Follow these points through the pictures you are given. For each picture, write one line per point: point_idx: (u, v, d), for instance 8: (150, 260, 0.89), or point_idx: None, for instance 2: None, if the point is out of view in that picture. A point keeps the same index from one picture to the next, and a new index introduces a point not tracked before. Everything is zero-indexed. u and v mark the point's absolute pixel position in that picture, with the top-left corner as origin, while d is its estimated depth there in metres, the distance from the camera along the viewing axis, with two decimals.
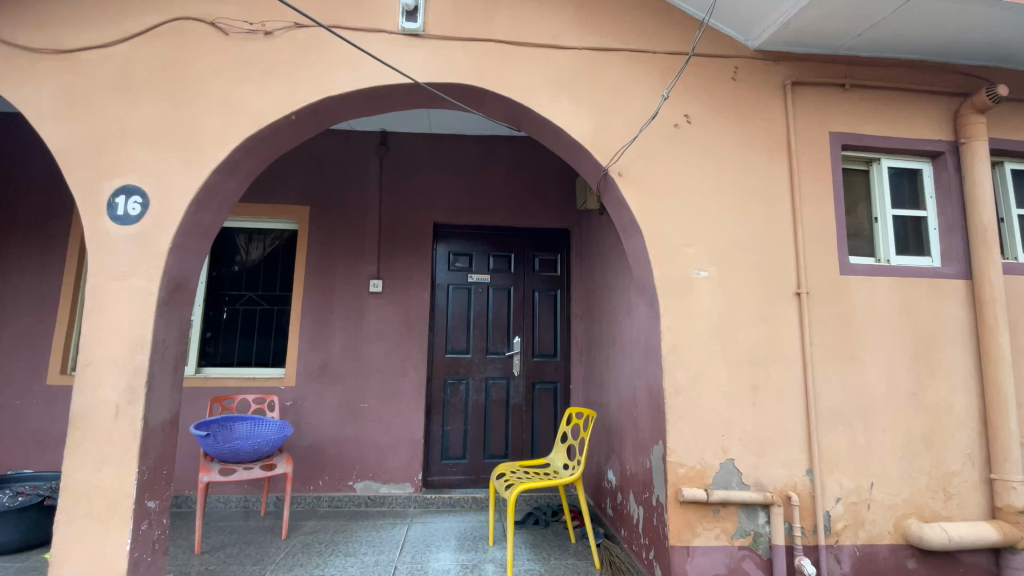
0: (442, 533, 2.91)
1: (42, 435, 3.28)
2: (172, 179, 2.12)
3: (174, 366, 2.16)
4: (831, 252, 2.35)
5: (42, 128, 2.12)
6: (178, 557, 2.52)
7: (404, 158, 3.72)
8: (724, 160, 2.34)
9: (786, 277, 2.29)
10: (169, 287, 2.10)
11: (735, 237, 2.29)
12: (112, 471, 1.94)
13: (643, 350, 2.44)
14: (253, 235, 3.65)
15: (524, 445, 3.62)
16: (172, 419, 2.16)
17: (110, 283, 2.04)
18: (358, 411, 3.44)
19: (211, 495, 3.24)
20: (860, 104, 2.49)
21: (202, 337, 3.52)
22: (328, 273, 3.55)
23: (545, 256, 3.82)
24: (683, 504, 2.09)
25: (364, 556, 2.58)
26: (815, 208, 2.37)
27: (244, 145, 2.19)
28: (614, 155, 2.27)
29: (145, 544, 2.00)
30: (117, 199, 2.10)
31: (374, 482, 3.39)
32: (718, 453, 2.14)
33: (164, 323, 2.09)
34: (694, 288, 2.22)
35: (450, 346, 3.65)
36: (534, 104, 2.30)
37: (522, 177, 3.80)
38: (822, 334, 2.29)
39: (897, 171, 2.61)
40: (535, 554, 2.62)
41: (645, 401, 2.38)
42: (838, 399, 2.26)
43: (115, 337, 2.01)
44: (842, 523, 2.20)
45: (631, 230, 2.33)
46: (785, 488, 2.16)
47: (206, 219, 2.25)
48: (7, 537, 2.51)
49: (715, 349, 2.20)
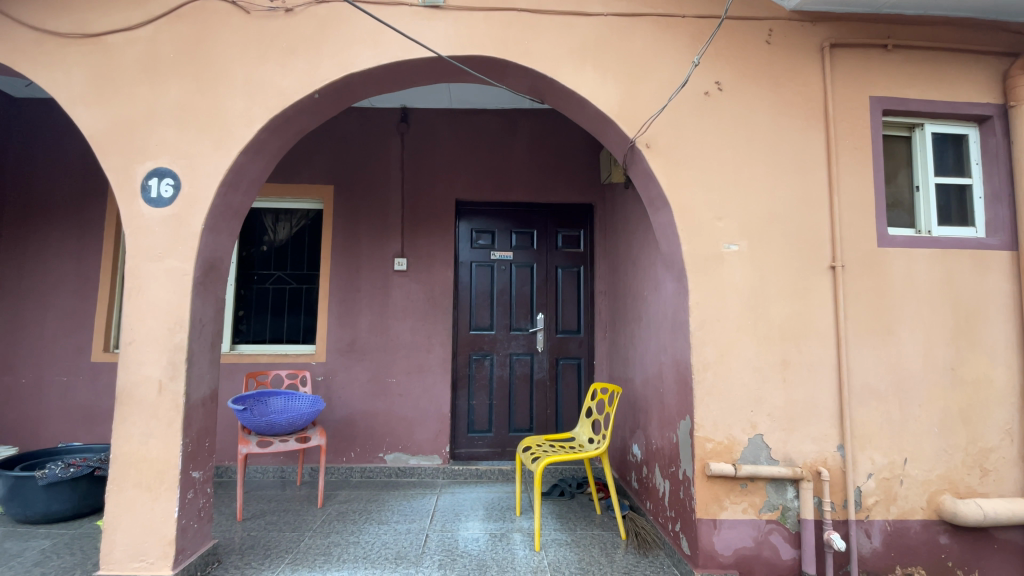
0: (470, 503, 3.00)
1: (90, 409, 3.46)
2: (201, 161, 2.15)
3: (211, 343, 2.23)
4: (869, 223, 2.27)
5: (74, 113, 2.16)
6: (222, 523, 2.66)
7: (425, 134, 3.70)
8: (757, 130, 2.25)
9: (821, 250, 2.23)
10: (203, 267, 2.15)
11: (768, 210, 2.22)
12: (158, 443, 2.03)
13: (670, 325, 2.41)
14: (279, 215, 3.71)
15: (549, 419, 3.67)
16: (212, 394, 2.24)
17: (147, 264, 2.10)
18: (386, 385, 3.52)
19: (250, 466, 3.39)
20: (903, 65, 2.37)
21: (236, 316, 3.62)
22: (353, 251, 3.60)
23: (567, 232, 3.79)
24: (711, 478, 2.09)
25: (397, 524, 2.68)
26: (852, 178, 2.28)
27: (270, 125, 2.19)
28: (642, 126, 2.20)
29: (192, 511, 2.12)
30: (150, 181, 2.14)
31: (404, 454, 3.49)
32: (747, 428, 2.13)
33: (200, 302, 2.15)
34: (723, 263, 2.18)
35: (474, 322, 3.69)
36: (557, 74, 2.23)
37: (544, 151, 3.73)
38: (857, 308, 2.23)
39: (941, 137, 2.48)
40: (562, 525, 2.69)
41: (672, 376, 2.36)
42: (873, 373, 2.22)
43: (154, 316, 2.08)
44: (873, 499, 2.18)
45: (659, 204, 2.27)
46: (815, 463, 2.14)
47: (235, 200, 2.28)
48: (62, 506, 2.68)
49: (746, 324, 2.16)
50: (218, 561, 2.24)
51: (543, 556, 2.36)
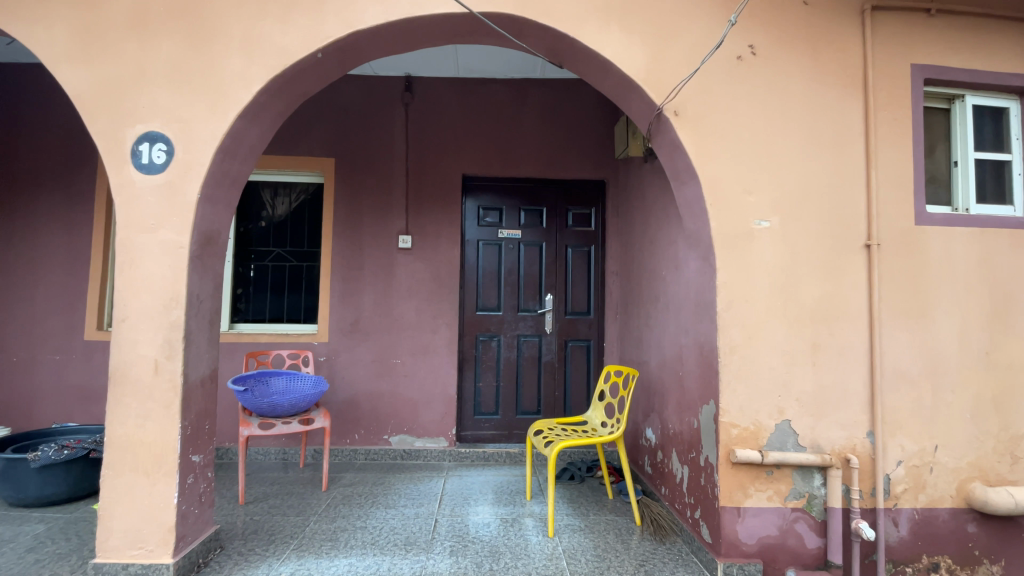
0: (479, 486, 2.92)
1: (85, 388, 3.35)
2: (196, 124, 1.99)
3: (210, 321, 2.11)
4: (906, 199, 2.15)
5: (57, 72, 1.99)
6: (223, 507, 2.57)
7: (431, 105, 3.52)
8: (792, 99, 2.10)
9: (855, 227, 2.10)
10: (200, 240, 2.01)
11: (801, 184, 2.09)
12: (154, 426, 1.92)
13: (692, 306, 2.29)
14: (278, 190, 3.56)
15: (557, 402, 3.58)
16: (211, 374, 2.12)
17: (139, 237, 1.96)
18: (390, 366, 3.42)
19: (251, 447, 3.30)
20: (946, 31, 2.22)
21: (234, 294, 3.49)
22: (356, 227, 3.45)
23: (578, 211, 3.65)
24: (735, 465, 2.00)
25: (404, 508, 2.60)
26: (888, 151, 2.16)
27: (269, 86, 2.03)
28: (670, 92, 2.05)
29: (192, 496, 2.02)
30: (141, 147, 1.98)
31: (409, 436, 3.40)
32: (774, 414, 2.03)
33: (197, 278, 2.01)
34: (754, 240, 2.05)
35: (481, 303, 3.57)
36: (580, 34, 2.06)
37: (555, 124, 3.57)
38: (891, 289, 2.12)
39: (980, 110, 2.35)
40: (574, 510, 2.61)
41: (694, 359, 2.26)
42: (905, 357, 2.12)
43: (148, 292, 1.94)
44: (901, 487, 2.11)
45: (685, 177, 2.14)
46: (844, 450, 2.06)
47: (233, 168, 2.12)
48: (55, 488, 2.58)
49: (775, 305, 2.05)
50: (220, 548, 2.15)
51: (557, 542, 2.28)
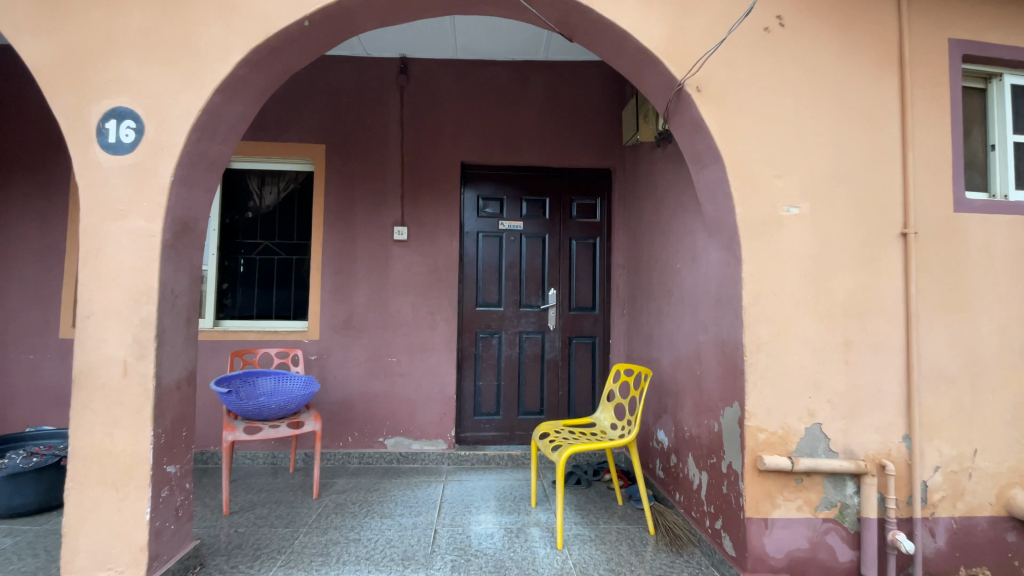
0: (480, 492, 2.75)
1: (61, 389, 3.15)
2: (168, 99, 1.79)
3: (187, 318, 1.91)
4: (944, 185, 1.99)
5: (13, 40, 1.78)
6: (206, 518, 2.39)
7: (428, 89, 3.33)
8: (823, 74, 1.93)
9: (891, 214, 1.94)
10: (174, 228, 1.81)
11: (832, 167, 1.92)
12: (124, 434, 1.73)
13: (712, 300, 2.12)
14: (266, 178, 3.36)
15: (561, 402, 3.42)
16: (188, 376, 1.93)
17: (106, 224, 1.76)
18: (386, 365, 3.23)
19: (238, 451, 3.12)
20: (987, 3, 2.05)
21: (219, 289, 3.29)
22: (348, 218, 3.26)
23: (583, 201, 3.48)
24: (762, 473, 1.84)
25: (401, 518, 2.43)
26: (925, 133, 1.99)
27: (250, 58, 1.83)
28: (692, 66, 1.87)
29: (168, 511, 1.83)
30: (106, 124, 1.78)
31: (405, 439, 3.22)
32: (804, 417, 1.87)
33: (171, 270, 1.82)
34: (782, 228, 1.88)
35: (481, 298, 3.39)
36: (595, 1, 1.88)
37: (559, 109, 3.38)
38: (929, 281, 1.96)
39: (1019, 90, 2.19)
40: (583, 518, 2.45)
41: (715, 358, 2.09)
42: (943, 355, 1.96)
43: (116, 285, 1.75)
44: (938, 494, 1.96)
45: (708, 159, 1.96)
46: (878, 455, 1.90)
47: (212, 149, 1.92)
48: (25, 499, 2.39)
49: (805, 299, 1.88)
50: (200, 565, 1.98)
51: (566, 555, 2.12)
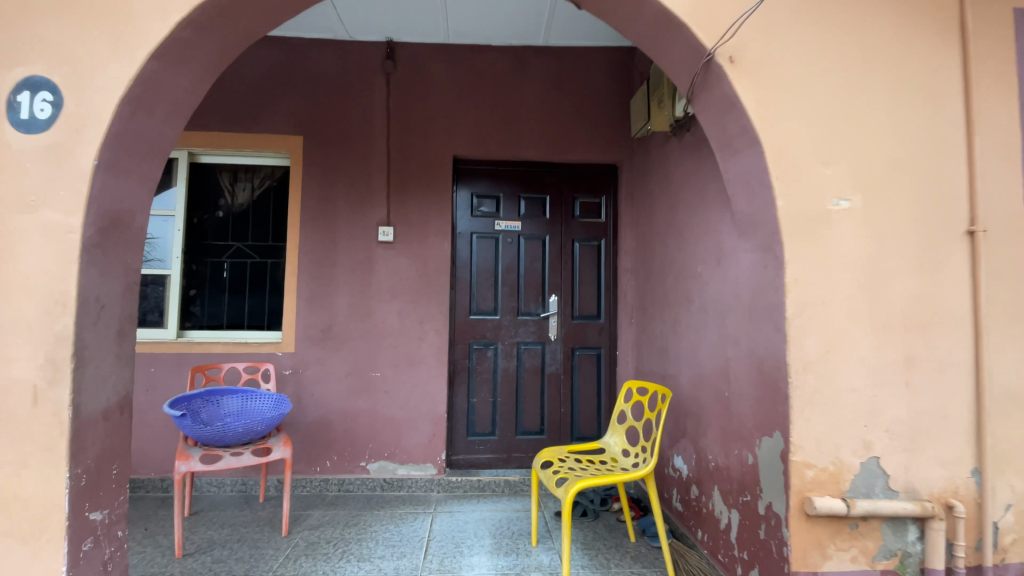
0: (474, 527, 2.42)
1: None
2: (93, 66, 1.48)
3: (120, 332, 1.59)
4: (1012, 174, 1.71)
5: None
6: (153, 563, 2.05)
7: (416, 76, 3.03)
8: (874, 45, 1.65)
9: (953, 209, 1.64)
10: (100, 223, 1.49)
11: (887, 154, 1.63)
12: (33, 477, 1.41)
13: (744, 310, 1.82)
14: (238, 174, 3.04)
15: (563, 420, 3.10)
16: (122, 401, 1.60)
17: (14, 218, 1.44)
18: (369, 381, 2.91)
19: (202, 478, 2.79)
20: None
21: (185, 296, 2.96)
22: (328, 218, 2.95)
23: (586, 200, 3.19)
24: (811, 518, 1.54)
25: (382, 562, 2.09)
26: (990, 114, 1.71)
27: (195, 18, 1.52)
28: (724, 35, 1.59)
29: (92, 568, 1.49)
30: (19, 96, 1.46)
31: (390, 463, 2.89)
32: (859, 450, 1.57)
33: (97, 274, 1.50)
34: (830, 225, 1.59)
35: (475, 306, 3.08)
36: None
37: (560, 99, 3.10)
38: (998, 288, 1.67)
39: None
40: (592, 560, 2.13)
41: (747, 378, 1.79)
42: (1015, 374, 1.67)
43: (26, 293, 1.43)
44: (1011, 537, 1.66)
45: (741, 145, 1.67)
46: (944, 494, 1.60)
47: (151, 129, 1.61)
48: None
49: (858, 309, 1.59)
50: None
51: None
